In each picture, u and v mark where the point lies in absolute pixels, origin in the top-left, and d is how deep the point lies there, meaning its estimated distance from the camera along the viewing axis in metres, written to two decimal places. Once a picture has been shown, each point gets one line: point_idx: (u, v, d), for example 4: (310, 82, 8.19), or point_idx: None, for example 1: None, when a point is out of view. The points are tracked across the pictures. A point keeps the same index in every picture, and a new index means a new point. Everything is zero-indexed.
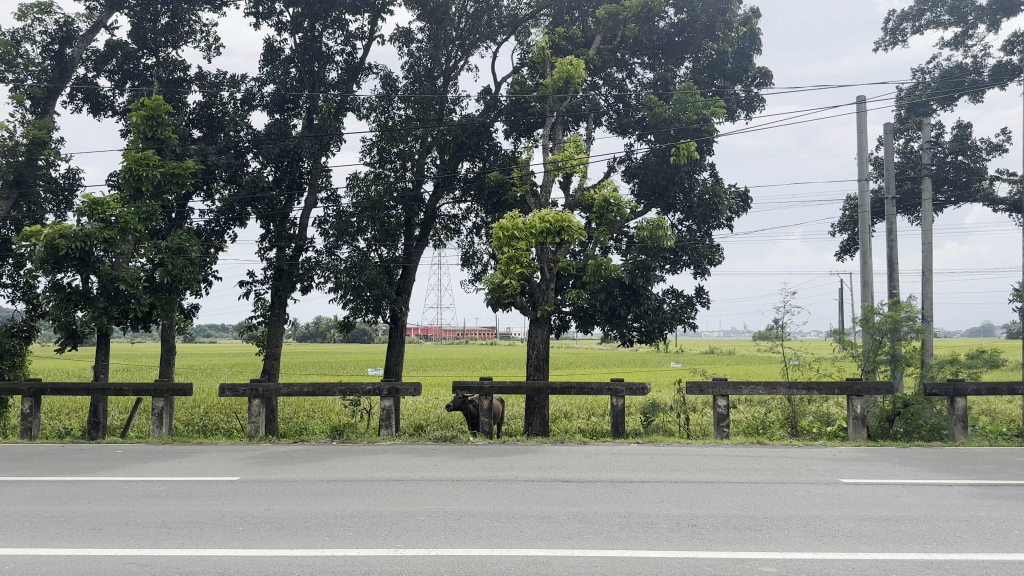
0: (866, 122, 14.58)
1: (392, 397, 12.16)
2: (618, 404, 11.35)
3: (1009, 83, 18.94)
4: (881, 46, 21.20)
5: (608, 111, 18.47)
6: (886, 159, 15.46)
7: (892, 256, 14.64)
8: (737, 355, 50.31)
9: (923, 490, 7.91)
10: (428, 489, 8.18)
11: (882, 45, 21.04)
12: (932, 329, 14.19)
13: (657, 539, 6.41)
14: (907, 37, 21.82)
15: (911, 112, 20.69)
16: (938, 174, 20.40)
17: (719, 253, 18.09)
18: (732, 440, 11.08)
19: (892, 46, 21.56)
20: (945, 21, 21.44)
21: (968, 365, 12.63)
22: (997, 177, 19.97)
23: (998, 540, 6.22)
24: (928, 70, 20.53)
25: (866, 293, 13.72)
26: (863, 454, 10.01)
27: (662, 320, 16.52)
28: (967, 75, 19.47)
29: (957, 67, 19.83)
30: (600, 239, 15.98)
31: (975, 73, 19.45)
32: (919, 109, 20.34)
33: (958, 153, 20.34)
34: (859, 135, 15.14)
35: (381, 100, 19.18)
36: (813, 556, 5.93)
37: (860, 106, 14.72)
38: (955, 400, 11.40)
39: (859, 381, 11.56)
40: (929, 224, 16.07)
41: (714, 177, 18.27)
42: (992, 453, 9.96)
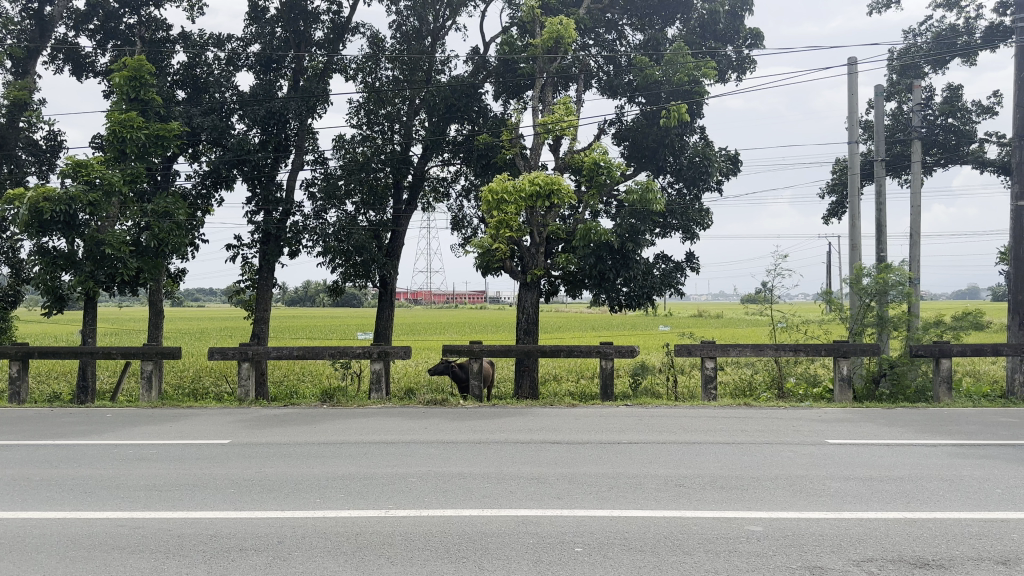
0: (857, 85, 14.48)
1: (382, 359, 12.15)
2: (607, 366, 11.37)
3: (1000, 46, 18.83)
4: (874, 7, 20.92)
5: (597, 73, 18.24)
6: (876, 121, 15.29)
7: (880, 220, 14.66)
8: (725, 319, 50.75)
9: (907, 450, 8.04)
10: (418, 451, 8.24)
11: (874, 6, 20.79)
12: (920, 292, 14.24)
13: (645, 498, 6.50)
14: None
15: (903, 75, 20.54)
16: (927, 136, 20.38)
17: (709, 217, 18.07)
18: (719, 401, 11.19)
19: (885, 8, 21.21)
20: None
21: (954, 328, 12.76)
22: (986, 141, 19.90)
23: (980, 498, 6.35)
24: (919, 31, 20.31)
25: (855, 255, 13.75)
26: (848, 415, 10.14)
27: (652, 284, 16.55)
28: (959, 37, 19.32)
29: (948, 29, 19.67)
30: (590, 203, 15.89)
31: (967, 35, 19.30)
32: (911, 71, 20.20)
33: (948, 115, 20.31)
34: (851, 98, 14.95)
35: (368, 60, 18.89)
36: (798, 515, 6.05)
37: (851, 68, 14.58)
38: (940, 361, 11.52)
39: (846, 341, 11.63)
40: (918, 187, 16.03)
41: (704, 141, 18.18)
42: (974, 414, 10.12)
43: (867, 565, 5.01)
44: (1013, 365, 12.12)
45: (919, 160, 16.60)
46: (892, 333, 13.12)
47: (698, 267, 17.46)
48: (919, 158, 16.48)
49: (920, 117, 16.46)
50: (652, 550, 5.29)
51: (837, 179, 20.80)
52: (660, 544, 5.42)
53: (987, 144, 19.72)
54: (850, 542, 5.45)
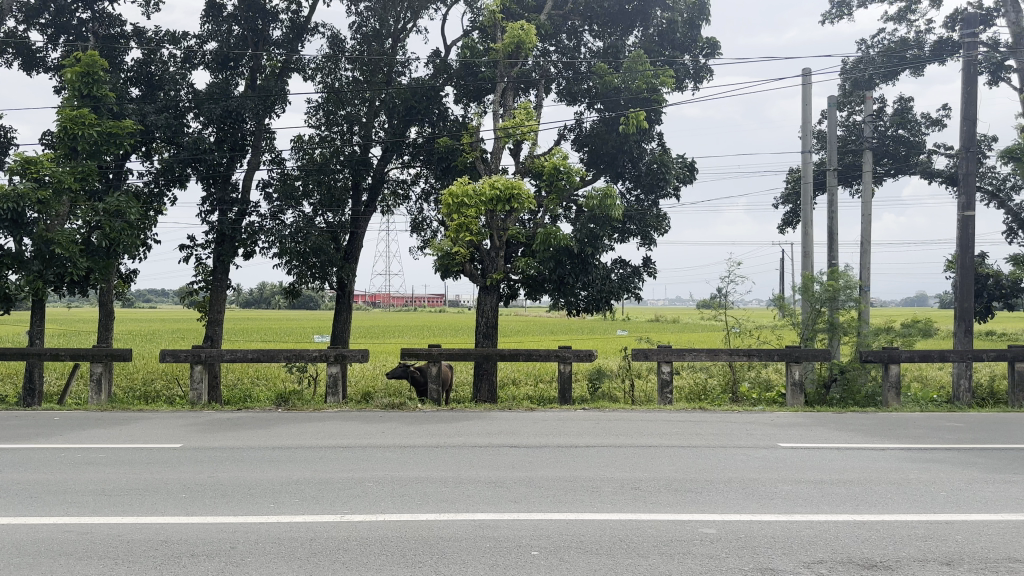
0: (810, 96, 14.80)
1: (338, 363, 12.02)
2: (565, 370, 11.39)
3: (948, 59, 19.45)
4: (828, 19, 21.42)
5: (557, 79, 18.32)
6: (829, 133, 15.61)
7: (832, 228, 14.99)
8: (680, 324, 51.38)
9: (856, 454, 8.22)
10: (375, 456, 8.17)
11: (829, 18, 21.29)
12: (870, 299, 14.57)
13: (601, 502, 6.54)
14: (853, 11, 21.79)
15: (855, 87, 21.04)
16: (878, 147, 20.92)
17: (666, 223, 18.28)
18: (674, 406, 11.30)
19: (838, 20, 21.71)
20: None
21: (903, 334, 13.11)
22: (934, 152, 20.49)
23: (926, 501, 6.52)
24: (872, 44, 20.84)
25: (806, 263, 14.03)
26: (800, 419, 10.34)
27: (610, 289, 16.69)
28: (909, 50, 19.90)
29: (898, 43, 20.25)
30: (550, 208, 15.94)
31: (916, 48, 19.89)
32: (863, 83, 20.71)
33: (899, 126, 20.86)
34: (805, 108, 15.24)
35: (327, 60, 18.72)
36: (751, 518, 6.14)
37: (805, 79, 14.90)
38: (889, 367, 11.79)
39: (797, 347, 11.83)
40: (868, 196, 16.43)
41: (662, 148, 18.40)
42: (920, 419, 10.39)
43: (817, 567, 5.11)
44: (957, 371, 12.48)
45: (869, 169, 17.03)
46: (842, 339, 13.41)
47: (655, 272, 17.65)
48: (870, 168, 16.90)
49: (871, 127, 16.87)
50: (608, 553, 5.32)
51: (790, 188, 21.23)
52: (616, 547, 5.45)
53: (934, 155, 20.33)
54: (801, 544, 5.54)
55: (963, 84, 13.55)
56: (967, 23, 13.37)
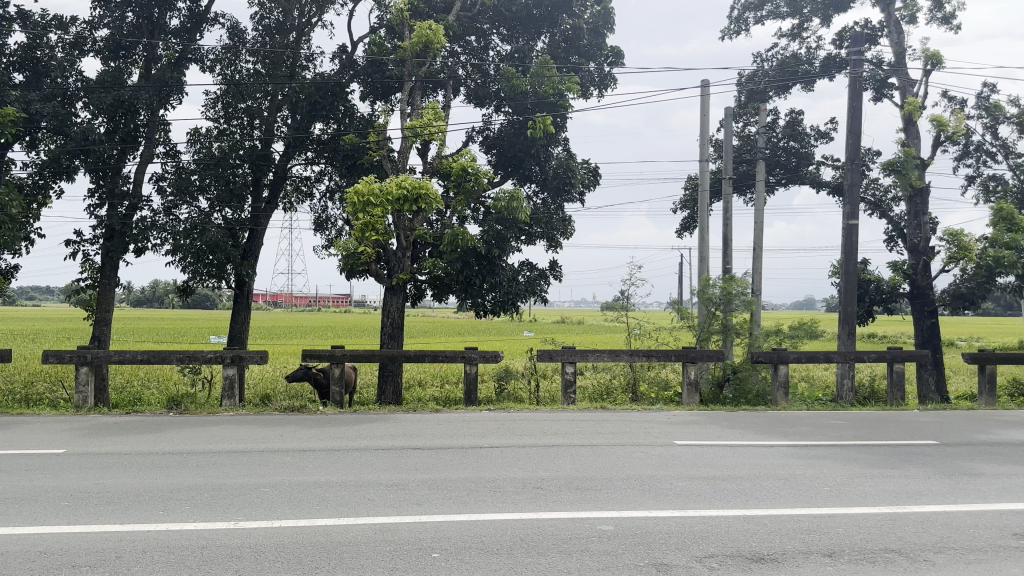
0: (709, 106, 15.34)
1: (236, 364, 11.64)
2: (470, 371, 11.39)
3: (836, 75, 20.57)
4: (726, 33, 22.25)
5: (465, 80, 18.34)
6: (726, 142, 16.23)
7: (727, 235, 15.61)
8: (585, 325, 52.42)
9: (747, 451, 8.59)
10: (273, 460, 7.96)
11: (726, 32, 22.11)
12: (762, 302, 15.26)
13: (503, 502, 6.59)
14: (750, 27, 22.52)
15: (751, 99, 21.96)
16: (771, 157, 21.93)
17: (570, 227, 18.59)
18: (577, 405, 11.50)
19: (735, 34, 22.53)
20: (783, 12, 21.49)
21: (790, 336, 13.79)
22: (822, 163, 21.64)
23: (809, 496, 6.88)
24: (766, 58, 21.80)
25: (703, 267, 14.56)
26: (695, 418, 10.71)
27: (516, 291, 16.88)
28: (801, 65, 20.95)
29: (791, 58, 21.25)
30: (457, 208, 15.93)
31: (807, 63, 20.93)
32: (758, 96, 21.64)
33: (790, 138, 21.93)
34: (702, 118, 15.79)
35: (228, 52, 18.10)
36: (647, 514, 6.33)
37: (704, 90, 15.46)
38: (778, 367, 12.36)
39: (694, 348, 12.25)
40: (761, 204, 17.20)
41: (568, 152, 18.69)
42: (805, 416, 10.95)
43: (708, 561, 5.31)
44: (840, 371, 13.21)
45: (761, 178, 17.90)
46: (735, 340, 14.00)
47: (560, 274, 17.91)
48: (763, 177, 17.74)
49: (765, 138, 17.64)
50: (508, 553, 5.37)
51: (689, 195, 21.95)
52: (516, 546, 5.50)
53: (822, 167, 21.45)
54: (693, 539, 5.74)
55: (849, 100, 14.35)
56: (854, 42, 14.14)
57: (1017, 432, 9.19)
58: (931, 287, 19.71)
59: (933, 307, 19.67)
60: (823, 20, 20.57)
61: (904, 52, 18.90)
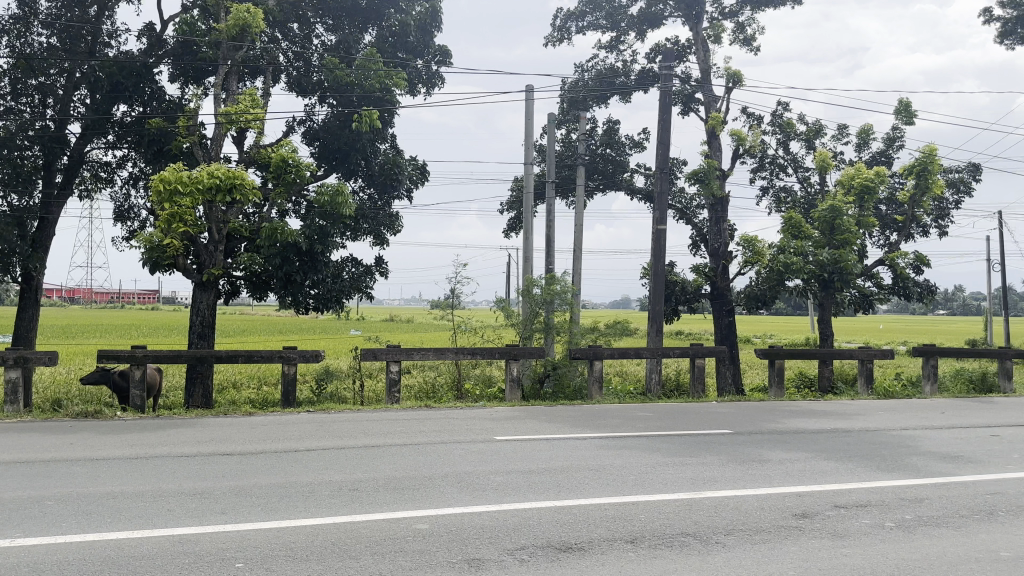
0: (532, 111, 15.80)
1: (20, 366, 10.52)
2: (289, 371, 11.01)
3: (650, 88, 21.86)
4: (549, 40, 23.03)
5: (286, 69, 17.75)
6: (549, 146, 16.76)
7: (549, 236, 16.13)
8: (415, 323, 52.35)
9: (562, 444, 8.91)
10: (61, 471, 7.26)
11: (549, 39, 22.89)
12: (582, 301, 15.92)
13: (317, 506, 6.40)
14: (572, 36, 23.28)
15: (572, 106, 22.81)
16: (590, 163, 22.86)
17: (396, 224, 18.45)
18: (400, 404, 11.43)
19: (557, 42, 23.29)
20: (603, 25, 22.49)
21: (606, 334, 14.49)
22: (636, 171, 22.85)
23: (616, 485, 7.22)
24: (587, 68, 22.76)
25: (527, 267, 14.94)
26: (515, 413, 10.98)
27: (340, 288, 16.58)
28: (618, 77, 22.08)
29: (609, 70, 22.36)
30: (276, 201, 15.34)
31: (624, 76, 22.11)
32: (579, 103, 22.52)
33: (608, 146, 22.99)
34: (527, 122, 16.24)
35: (15, 22, 16.39)
36: (462, 511, 6.38)
37: (528, 94, 15.89)
38: (594, 363, 12.95)
39: (517, 345, 12.56)
40: (581, 208, 17.94)
41: (394, 149, 18.56)
42: (617, 410, 11.54)
43: (519, 554, 5.41)
44: (651, 367, 14.04)
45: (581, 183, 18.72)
46: (556, 338, 14.51)
47: (386, 271, 17.74)
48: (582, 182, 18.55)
49: (585, 144, 18.43)
50: (318, 558, 5.21)
51: (515, 196, 22.47)
52: (326, 552, 5.35)
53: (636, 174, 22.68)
54: (507, 533, 5.84)
55: (659, 113, 15.28)
56: (665, 58, 15.04)
57: (799, 420, 10.18)
58: (730, 288, 21.34)
59: (730, 307, 21.38)
60: (637, 35, 21.79)
61: (709, 71, 20.40)
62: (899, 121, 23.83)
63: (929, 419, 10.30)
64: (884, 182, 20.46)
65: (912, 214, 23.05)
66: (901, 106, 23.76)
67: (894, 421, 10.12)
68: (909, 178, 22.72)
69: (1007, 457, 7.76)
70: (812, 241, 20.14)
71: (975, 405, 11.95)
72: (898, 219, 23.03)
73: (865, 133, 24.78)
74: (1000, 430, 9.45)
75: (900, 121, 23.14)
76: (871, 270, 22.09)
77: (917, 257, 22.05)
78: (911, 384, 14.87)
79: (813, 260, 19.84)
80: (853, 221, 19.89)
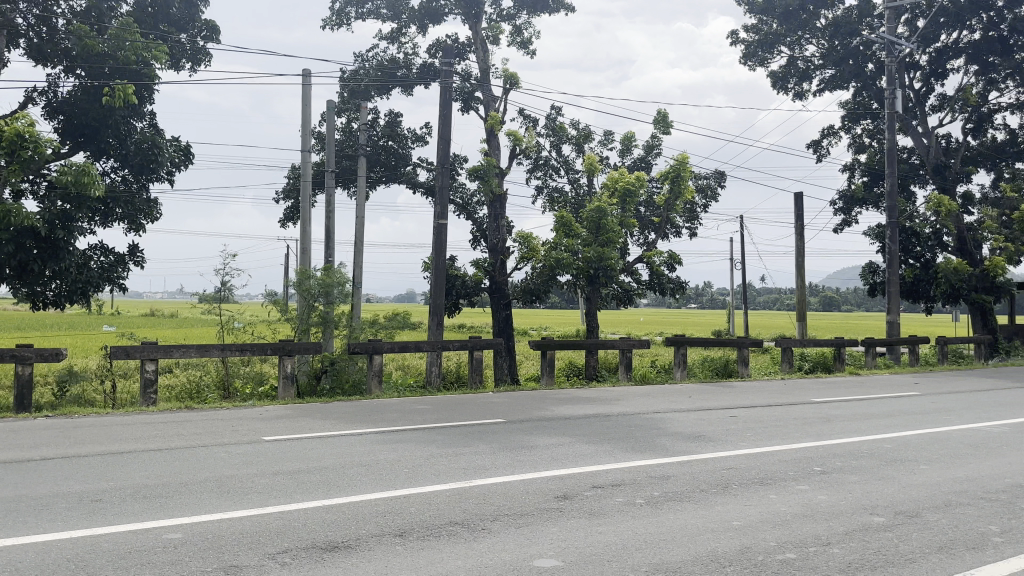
0: (309, 97, 15.38)
1: None
2: (23, 372, 9.85)
3: (431, 83, 22.02)
4: (327, 24, 22.38)
5: (25, 33, 16.40)
6: (327, 133, 16.31)
7: (328, 227, 15.77)
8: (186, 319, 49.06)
9: (334, 441, 8.71)
10: None
11: (328, 23, 22.25)
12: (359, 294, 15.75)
13: (49, 522, 5.73)
14: (351, 22, 22.84)
15: (353, 95, 22.30)
16: (371, 155, 22.50)
17: (152, 210, 17.89)
18: (158, 406, 10.62)
19: (336, 27, 22.67)
20: (383, 14, 22.29)
21: (384, 326, 14.49)
22: (417, 165, 22.79)
23: (387, 476, 7.10)
24: (367, 57, 22.43)
25: (303, 258, 14.50)
26: (286, 411, 10.61)
27: (86, 281, 15.24)
28: (399, 69, 22.01)
29: (390, 61, 22.22)
30: (10, 179, 13.53)
31: (405, 68, 22.08)
32: (360, 93, 22.07)
33: (388, 137, 22.73)
34: (303, 108, 15.77)
35: None
36: (220, 516, 5.98)
37: (306, 80, 15.43)
38: (372, 357, 12.88)
39: (291, 340, 12.18)
40: (362, 200, 17.73)
41: (153, 129, 17.97)
42: (394, 404, 11.47)
43: (281, 556, 5.01)
44: (431, 359, 14.17)
45: (361, 174, 18.75)
46: (333, 332, 14.24)
47: (143, 261, 16.35)
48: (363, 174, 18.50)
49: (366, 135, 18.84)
50: None
51: (291, 184, 21.71)
52: (56, 571, 4.79)
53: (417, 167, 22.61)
54: (269, 534, 5.51)
55: (439, 109, 15.44)
56: (446, 54, 15.18)
57: (567, 408, 10.63)
58: (506, 282, 22.06)
59: (507, 301, 22.27)
60: (419, 29, 21.83)
61: (488, 70, 20.94)
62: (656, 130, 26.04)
63: (681, 403, 11.19)
64: (642, 186, 22.13)
65: (666, 216, 25.21)
66: (659, 116, 25.96)
67: (650, 406, 10.88)
68: (665, 183, 24.82)
69: (744, 435, 8.52)
70: (581, 240, 21.27)
71: (718, 389, 13.30)
72: (656, 220, 25.15)
73: (628, 139, 26.77)
74: (738, 411, 10.47)
75: (657, 129, 25.20)
76: (632, 266, 23.95)
77: (671, 256, 24.24)
78: (666, 371, 16.34)
79: (580, 258, 21.06)
80: (616, 221, 21.28)
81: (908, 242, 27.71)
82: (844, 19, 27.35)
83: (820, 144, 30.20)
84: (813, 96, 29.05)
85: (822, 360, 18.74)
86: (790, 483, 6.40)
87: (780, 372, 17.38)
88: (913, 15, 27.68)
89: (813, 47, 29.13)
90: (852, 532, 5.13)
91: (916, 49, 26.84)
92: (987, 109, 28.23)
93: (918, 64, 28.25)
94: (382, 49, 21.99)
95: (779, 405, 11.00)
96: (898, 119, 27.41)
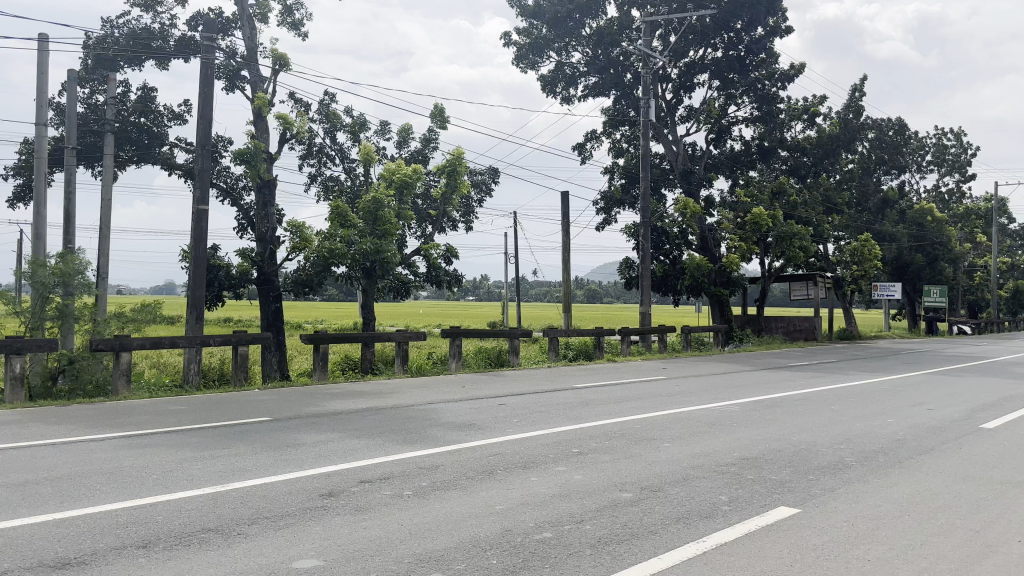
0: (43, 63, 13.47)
1: None
2: None
3: (193, 59, 20.47)
4: None
5: None
6: (66, 105, 14.53)
7: (69, 210, 14.15)
8: None
9: (71, 448, 7.80)
10: None
11: None
12: (104, 284, 14.28)
13: None
14: None
15: (99, 64, 20.05)
16: (120, 132, 20.40)
17: None
18: None
19: None
20: None
21: (133, 319, 13.34)
22: (174, 146, 21.07)
23: (133, 483, 6.48)
24: (116, 24, 20.32)
25: (35, 245, 12.87)
26: (12, 417, 9.34)
27: None
28: (154, 40, 20.21)
29: (144, 31, 20.35)
30: None
31: (161, 40, 20.32)
32: (107, 63, 19.88)
33: (141, 114, 20.78)
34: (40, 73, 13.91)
35: None
36: None
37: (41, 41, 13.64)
38: (120, 354, 11.67)
39: (20, 337, 10.77)
40: (110, 181, 16.10)
41: None
42: (146, 405, 10.55)
43: None
44: (189, 357, 13.04)
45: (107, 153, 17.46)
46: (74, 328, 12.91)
47: None
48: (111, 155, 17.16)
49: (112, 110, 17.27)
50: None
51: (22, 160, 19.20)
52: None
53: (175, 149, 20.96)
54: None
55: (200, 86, 14.39)
56: (207, 28, 14.19)
57: (338, 402, 10.43)
58: (275, 274, 21.16)
59: (276, 293, 21.31)
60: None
61: (255, 49, 19.87)
62: (433, 124, 26.36)
63: (453, 393, 11.43)
64: (420, 179, 22.29)
65: (443, 209, 25.85)
66: (435, 109, 26.31)
67: (423, 398, 10.98)
68: (442, 176, 25.27)
69: (510, 422, 8.88)
70: (357, 230, 20.80)
71: (489, 379, 13.77)
72: (432, 213, 25.41)
73: (407, 130, 27.27)
74: (507, 399, 10.90)
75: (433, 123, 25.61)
76: (409, 258, 24.15)
77: (448, 249, 24.76)
78: (440, 364, 16.54)
79: (355, 250, 20.37)
80: (392, 212, 21.15)
81: (659, 240, 30.63)
82: (607, 30, 29.32)
83: (585, 147, 32.23)
84: (579, 100, 30.94)
85: (584, 349, 19.99)
86: (550, 465, 6.75)
87: (548, 360, 18.36)
88: (666, 31, 30.38)
89: (579, 54, 31.00)
90: (603, 509, 5.51)
91: (667, 63, 29.49)
92: (725, 122, 31.79)
93: (669, 77, 31.09)
94: (135, 17, 20.11)
95: (545, 392, 11.60)
96: (652, 126, 29.96)
